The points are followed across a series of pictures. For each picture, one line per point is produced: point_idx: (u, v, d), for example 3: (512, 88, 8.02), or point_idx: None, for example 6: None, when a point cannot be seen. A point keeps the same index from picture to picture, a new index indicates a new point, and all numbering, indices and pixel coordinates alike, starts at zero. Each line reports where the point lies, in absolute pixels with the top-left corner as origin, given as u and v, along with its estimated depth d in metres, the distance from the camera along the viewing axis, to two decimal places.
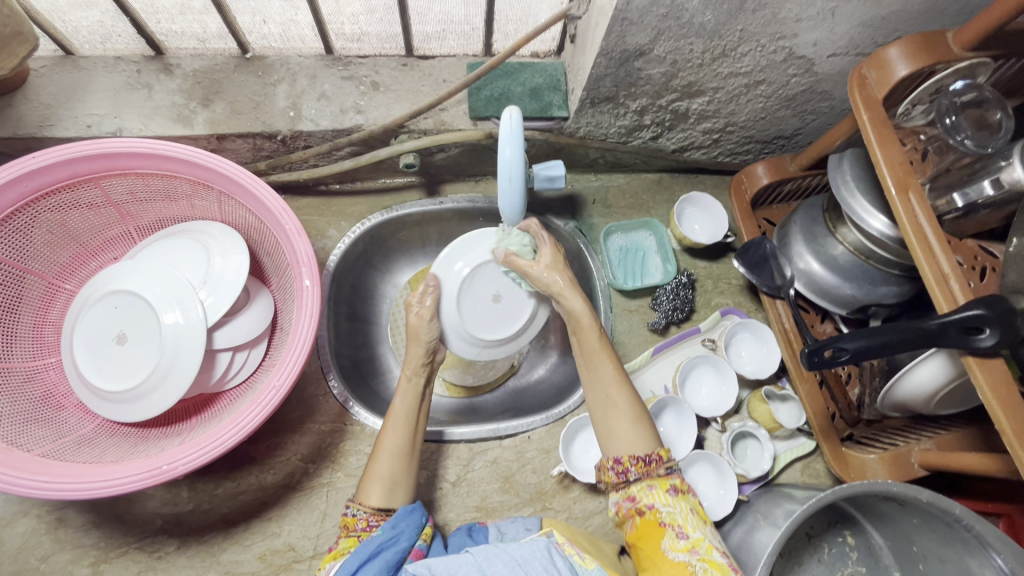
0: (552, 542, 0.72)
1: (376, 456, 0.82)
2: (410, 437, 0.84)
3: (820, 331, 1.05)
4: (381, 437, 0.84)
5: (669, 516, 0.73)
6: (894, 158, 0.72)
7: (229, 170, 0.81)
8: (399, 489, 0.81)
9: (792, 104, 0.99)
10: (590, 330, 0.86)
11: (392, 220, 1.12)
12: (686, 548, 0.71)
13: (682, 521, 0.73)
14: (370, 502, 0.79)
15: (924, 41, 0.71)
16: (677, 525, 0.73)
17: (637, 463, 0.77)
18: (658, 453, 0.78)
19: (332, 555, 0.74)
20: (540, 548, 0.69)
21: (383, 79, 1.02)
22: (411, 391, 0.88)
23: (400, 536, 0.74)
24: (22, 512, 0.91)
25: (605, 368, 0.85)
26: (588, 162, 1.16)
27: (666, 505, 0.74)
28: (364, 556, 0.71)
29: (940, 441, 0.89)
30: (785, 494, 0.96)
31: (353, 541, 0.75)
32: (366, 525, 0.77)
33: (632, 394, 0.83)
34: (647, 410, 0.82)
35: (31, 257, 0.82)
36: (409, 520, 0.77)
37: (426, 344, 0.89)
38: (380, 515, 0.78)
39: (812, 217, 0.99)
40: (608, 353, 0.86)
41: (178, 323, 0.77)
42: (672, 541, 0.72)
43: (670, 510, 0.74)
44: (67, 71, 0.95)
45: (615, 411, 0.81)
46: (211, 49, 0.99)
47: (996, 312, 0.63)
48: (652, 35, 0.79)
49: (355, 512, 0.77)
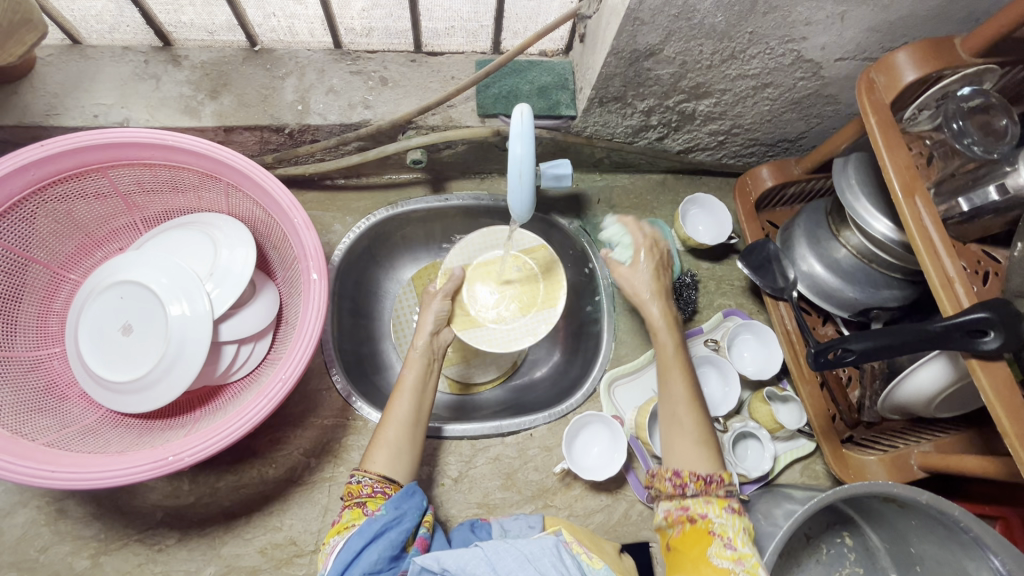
0: (559, 540, 0.72)
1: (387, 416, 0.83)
2: (418, 405, 0.85)
3: (822, 333, 1.06)
4: (390, 407, 0.85)
5: (721, 526, 0.75)
6: (900, 162, 0.73)
7: (239, 163, 0.80)
8: (403, 458, 0.81)
9: (798, 107, 1.00)
10: (675, 353, 0.90)
11: (397, 216, 1.12)
12: (731, 557, 0.71)
13: (732, 534, 0.74)
14: (374, 469, 0.79)
15: (932, 46, 0.72)
16: (727, 536, 0.74)
17: (697, 480, 0.79)
18: (720, 475, 0.80)
19: (337, 529, 0.73)
20: (550, 545, 0.70)
21: (391, 75, 1.02)
22: (422, 348, 0.90)
23: (401, 518, 0.74)
24: (21, 503, 0.90)
25: (677, 382, 0.88)
26: (594, 161, 1.16)
27: (719, 517, 0.76)
28: (368, 536, 0.70)
29: (939, 443, 0.90)
30: (785, 493, 0.98)
31: (357, 512, 0.74)
32: (371, 491, 0.76)
33: (699, 413, 0.86)
34: (712, 433, 0.85)
35: (35, 246, 0.81)
36: (410, 503, 0.76)
37: (436, 314, 0.94)
38: (386, 482, 0.78)
39: (815, 220, 1.00)
40: (684, 371, 0.89)
41: (185, 315, 0.77)
42: (718, 549, 0.73)
43: (722, 522, 0.75)
44: (74, 60, 0.94)
45: (682, 426, 0.85)
46: (219, 42, 0.99)
47: (1000, 315, 0.64)
48: (663, 35, 0.80)
49: (361, 479, 0.77)
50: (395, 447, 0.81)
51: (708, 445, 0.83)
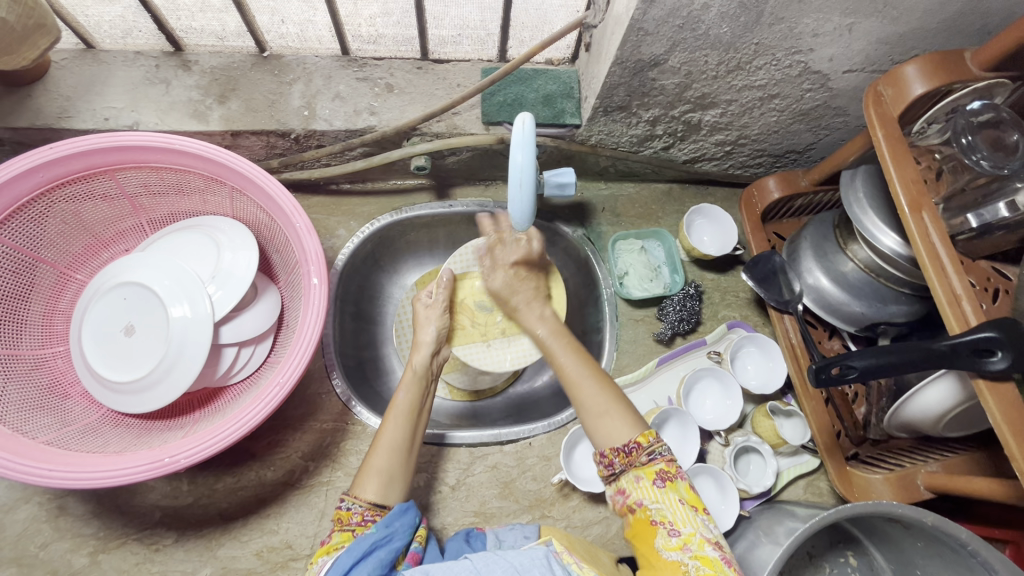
0: (551, 550, 0.71)
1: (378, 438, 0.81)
2: (408, 426, 0.83)
3: (828, 347, 1.04)
4: (381, 431, 0.82)
5: (659, 513, 0.70)
6: (907, 177, 0.71)
7: (243, 167, 0.81)
8: (394, 481, 0.78)
9: (807, 118, 0.99)
10: (561, 350, 0.85)
11: (401, 221, 1.12)
12: (677, 546, 0.68)
13: (671, 517, 0.69)
14: (365, 496, 0.75)
15: (942, 59, 0.71)
16: (667, 521, 0.69)
17: (619, 454, 0.74)
18: (635, 440, 0.74)
19: (324, 550, 0.70)
20: (538, 556, 0.68)
21: (397, 81, 1.02)
22: (418, 368, 0.89)
23: (392, 536, 0.72)
24: (23, 499, 0.91)
25: (568, 361, 0.83)
26: (598, 170, 1.16)
27: (654, 501, 0.71)
28: (358, 553, 0.68)
29: (947, 463, 0.87)
30: (788, 511, 0.96)
31: (346, 536, 0.71)
32: (361, 519, 0.73)
33: (596, 381, 0.80)
34: (619, 396, 0.78)
35: (44, 246, 0.83)
36: (402, 521, 0.74)
37: (433, 332, 0.95)
38: (377, 509, 0.74)
39: (823, 231, 0.99)
40: (570, 350, 0.84)
41: (185, 317, 0.78)
42: (663, 540, 0.69)
43: (659, 507, 0.70)
44: (88, 65, 0.96)
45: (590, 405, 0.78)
46: (229, 48, 1.01)
47: (1009, 334, 0.62)
48: (667, 45, 0.79)
49: (350, 506, 0.73)
50: (387, 467, 0.78)
51: (618, 410, 0.77)
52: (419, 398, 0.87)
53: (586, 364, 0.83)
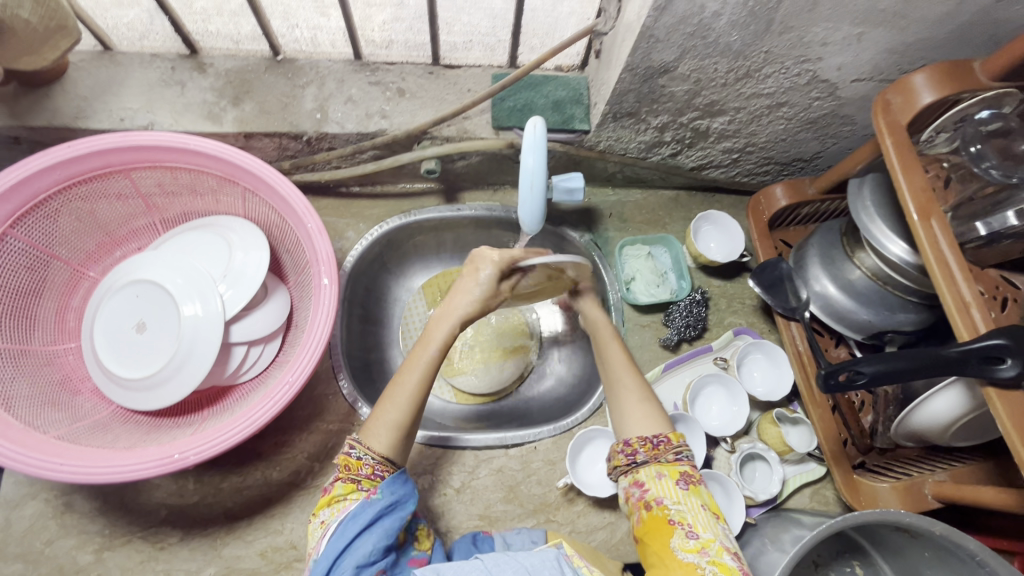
0: (562, 553, 0.71)
1: (394, 389, 0.76)
2: (428, 381, 0.78)
3: (834, 355, 1.04)
4: (398, 380, 0.77)
5: (678, 513, 0.70)
6: (916, 184, 0.72)
7: (257, 168, 0.82)
8: (405, 437, 0.75)
9: (814, 127, 0.99)
10: (611, 344, 0.89)
11: (409, 224, 1.13)
12: (695, 549, 0.67)
13: (691, 519, 0.70)
14: (376, 448, 0.73)
15: (950, 69, 0.71)
16: (687, 523, 0.69)
17: (645, 445, 0.76)
18: (666, 436, 0.77)
19: (328, 502, 0.70)
20: (549, 557, 0.69)
21: (408, 86, 1.03)
22: (447, 324, 0.78)
23: (398, 503, 0.71)
24: (30, 495, 0.91)
25: (613, 350, 0.89)
26: (606, 176, 1.17)
27: (676, 503, 0.71)
28: (363, 522, 0.67)
29: (954, 472, 0.87)
30: (795, 520, 0.96)
31: (350, 487, 0.70)
32: (371, 471, 0.71)
33: (636, 376, 0.86)
34: (652, 392, 0.84)
35: (58, 243, 0.84)
36: (406, 489, 0.73)
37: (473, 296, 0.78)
38: (387, 465, 0.73)
39: (830, 239, 0.99)
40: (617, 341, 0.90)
41: (196, 315, 0.79)
42: (680, 540, 0.68)
43: (679, 508, 0.71)
44: (104, 65, 0.98)
45: (630, 399, 0.83)
46: (243, 51, 1.02)
47: (1018, 342, 0.62)
48: (678, 53, 0.80)
49: (360, 457, 0.72)
50: (400, 424, 0.75)
51: (652, 406, 0.82)
52: (449, 344, 0.80)
53: (629, 365, 0.87)
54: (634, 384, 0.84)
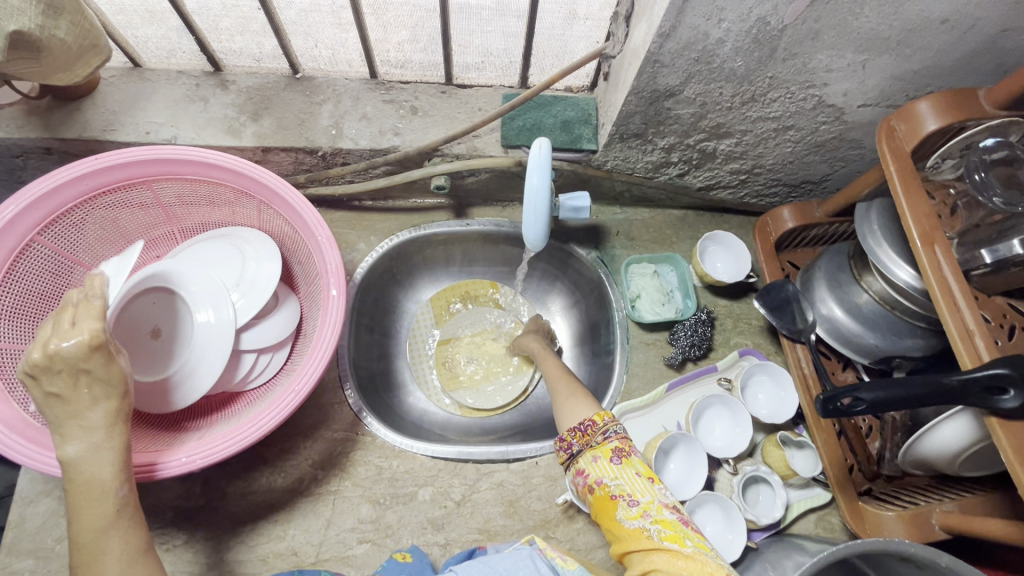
0: (535, 550, 0.72)
1: (95, 551, 0.63)
2: (110, 505, 0.65)
3: (841, 379, 1.03)
4: (78, 524, 0.63)
5: (618, 487, 0.74)
6: (919, 211, 0.72)
7: (271, 182, 0.85)
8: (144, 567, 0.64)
9: (822, 150, 1.00)
10: (550, 365, 1.03)
11: (419, 238, 1.16)
12: (638, 514, 0.71)
13: (630, 489, 0.73)
14: None
15: (955, 96, 0.72)
16: (627, 494, 0.73)
17: (577, 436, 0.81)
18: (591, 419, 0.81)
19: None
20: (523, 557, 0.71)
21: (421, 104, 1.06)
22: (86, 455, 0.65)
23: None
24: (44, 492, 0.94)
25: (551, 368, 1.01)
26: (614, 194, 1.18)
27: (614, 479, 0.75)
28: None
29: (963, 504, 0.85)
30: (797, 546, 0.94)
31: None
32: None
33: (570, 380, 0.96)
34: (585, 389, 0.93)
35: (82, 251, 0.87)
36: None
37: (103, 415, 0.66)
38: None
39: (837, 263, 0.99)
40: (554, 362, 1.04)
41: (210, 322, 0.82)
42: (624, 511, 0.72)
43: (618, 483, 0.74)
44: (133, 82, 1.02)
45: (561, 399, 0.91)
46: (265, 68, 1.07)
47: (1021, 371, 0.61)
48: (682, 77, 0.82)
49: None
50: (131, 558, 0.64)
51: (582, 397, 0.90)
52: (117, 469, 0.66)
53: (565, 375, 0.98)
54: (565, 388, 0.93)
